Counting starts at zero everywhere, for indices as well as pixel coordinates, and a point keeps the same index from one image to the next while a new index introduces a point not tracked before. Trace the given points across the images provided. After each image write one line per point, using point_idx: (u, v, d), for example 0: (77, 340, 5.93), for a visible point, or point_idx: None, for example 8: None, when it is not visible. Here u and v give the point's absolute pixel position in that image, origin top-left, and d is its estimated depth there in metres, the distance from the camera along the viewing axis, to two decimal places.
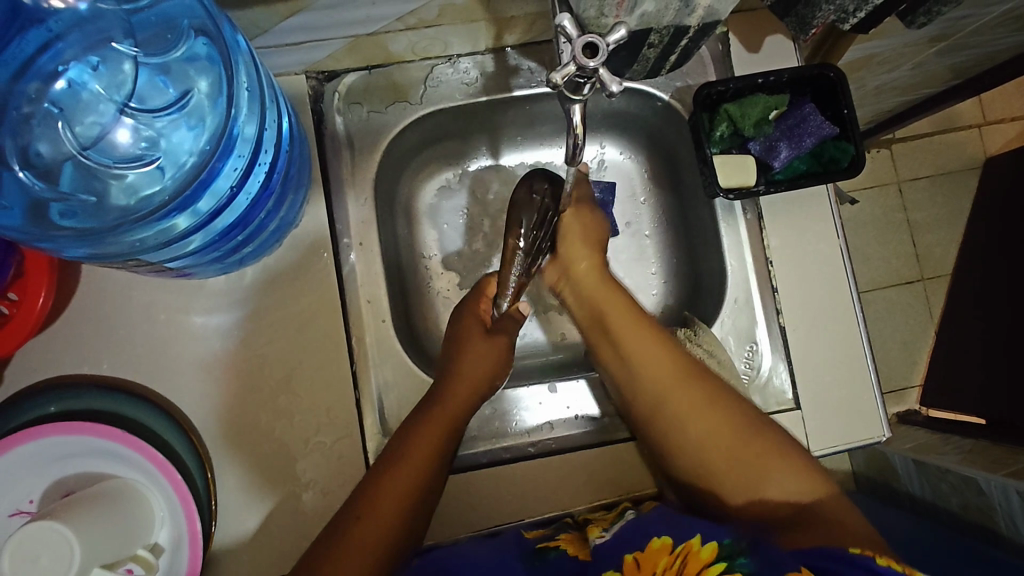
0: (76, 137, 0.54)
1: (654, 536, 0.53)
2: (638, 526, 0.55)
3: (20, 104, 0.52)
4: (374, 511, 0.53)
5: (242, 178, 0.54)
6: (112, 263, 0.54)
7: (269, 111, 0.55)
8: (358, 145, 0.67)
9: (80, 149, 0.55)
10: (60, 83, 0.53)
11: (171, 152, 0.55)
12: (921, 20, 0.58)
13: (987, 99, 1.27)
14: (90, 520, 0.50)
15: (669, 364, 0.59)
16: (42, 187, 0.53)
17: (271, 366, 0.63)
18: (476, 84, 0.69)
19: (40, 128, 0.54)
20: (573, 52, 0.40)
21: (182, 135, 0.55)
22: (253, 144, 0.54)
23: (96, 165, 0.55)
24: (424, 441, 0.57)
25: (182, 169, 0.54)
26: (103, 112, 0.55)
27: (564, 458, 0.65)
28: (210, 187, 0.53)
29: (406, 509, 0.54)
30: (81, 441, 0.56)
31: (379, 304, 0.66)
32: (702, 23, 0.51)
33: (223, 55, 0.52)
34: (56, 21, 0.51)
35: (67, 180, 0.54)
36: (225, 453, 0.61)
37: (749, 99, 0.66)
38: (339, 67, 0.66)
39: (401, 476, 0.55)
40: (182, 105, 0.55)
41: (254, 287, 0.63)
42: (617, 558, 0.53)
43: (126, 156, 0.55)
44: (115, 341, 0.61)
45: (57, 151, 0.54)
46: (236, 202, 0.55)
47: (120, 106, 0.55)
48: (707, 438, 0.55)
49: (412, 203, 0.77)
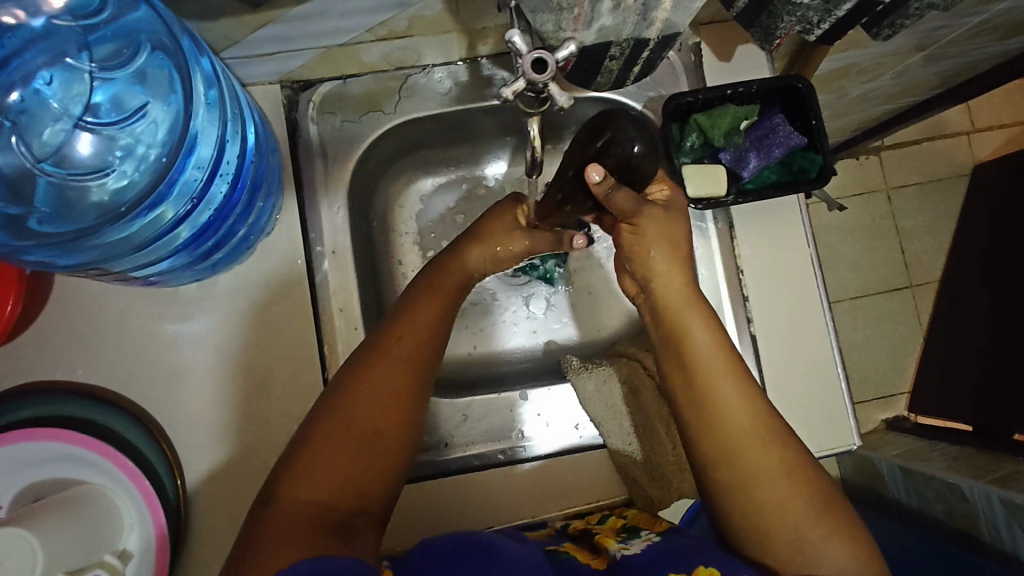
0: (34, 150, 0.55)
1: (701, 565, 0.49)
2: (675, 551, 0.52)
3: None
4: (333, 432, 0.50)
5: (209, 177, 0.55)
6: (79, 272, 0.55)
7: (233, 120, 0.55)
8: (332, 153, 0.68)
9: (38, 162, 0.55)
10: (16, 96, 0.54)
11: (140, 157, 0.56)
12: (885, 32, 0.58)
13: (974, 106, 1.28)
14: (54, 527, 0.50)
15: (762, 452, 0.52)
16: (4, 203, 0.53)
17: (243, 373, 0.63)
18: (450, 93, 0.69)
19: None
20: (523, 67, 0.40)
21: (148, 140, 0.56)
22: (215, 143, 0.54)
23: (57, 178, 0.55)
24: (381, 361, 0.54)
25: (149, 175, 0.55)
26: (60, 126, 0.56)
27: (536, 465, 0.65)
28: (178, 184, 0.54)
29: (371, 431, 0.51)
30: (50, 447, 0.57)
31: (351, 312, 0.66)
32: (660, 36, 0.51)
33: (182, 65, 0.54)
34: (10, 38, 0.51)
35: (37, 195, 0.54)
36: (199, 459, 0.62)
37: (718, 110, 0.66)
38: (314, 77, 0.67)
39: (358, 408, 0.51)
40: (143, 114, 0.56)
41: (226, 294, 0.64)
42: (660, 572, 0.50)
43: (87, 167, 0.56)
44: (84, 349, 0.62)
45: (15, 163, 0.54)
46: (205, 202, 0.55)
47: (76, 120, 0.56)
48: (776, 501, 0.50)
49: (391, 210, 0.77)
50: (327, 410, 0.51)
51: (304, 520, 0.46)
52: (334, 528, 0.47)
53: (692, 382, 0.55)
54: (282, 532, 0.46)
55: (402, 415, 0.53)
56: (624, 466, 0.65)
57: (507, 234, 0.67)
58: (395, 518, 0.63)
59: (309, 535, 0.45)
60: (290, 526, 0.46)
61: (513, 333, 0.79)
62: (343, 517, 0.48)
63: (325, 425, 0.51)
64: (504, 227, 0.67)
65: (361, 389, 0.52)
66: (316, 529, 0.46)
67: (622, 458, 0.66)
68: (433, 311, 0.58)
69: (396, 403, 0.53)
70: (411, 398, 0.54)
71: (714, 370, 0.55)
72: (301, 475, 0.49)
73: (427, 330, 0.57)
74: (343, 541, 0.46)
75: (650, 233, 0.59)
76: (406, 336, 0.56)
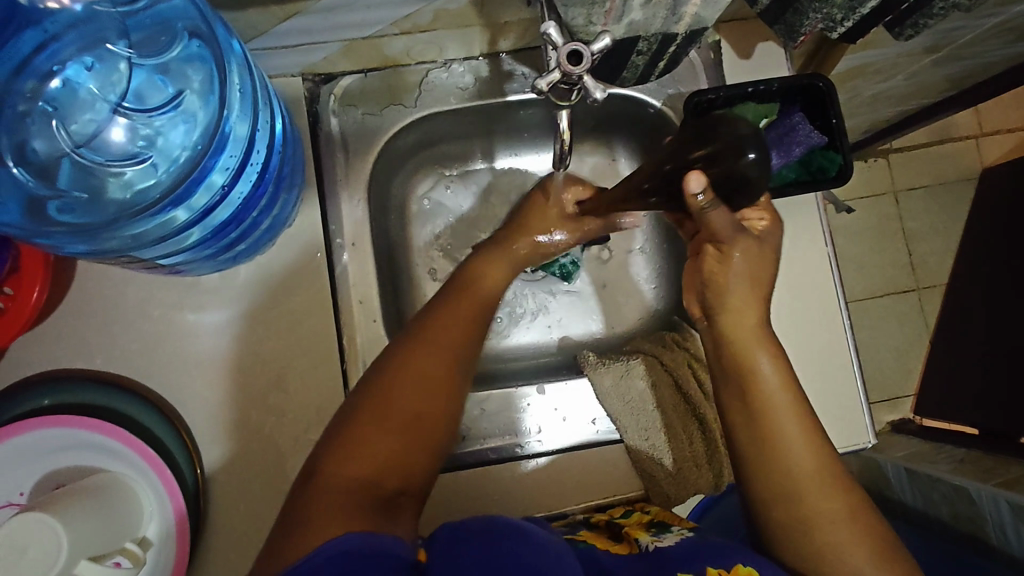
0: (70, 134, 0.55)
1: (739, 563, 0.49)
2: (711, 547, 0.51)
3: (16, 103, 0.53)
4: (384, 409, 0.51)
5: (234, 177, 0.54)
6: (106, 260, 0.55)
7: (260, 112, 0.55)
8: (352, 146, 0.68)
9: (75, 146, 0.56)
10: (56, 81, 0.54)
11: (169, 147, 0.56)
12: (908, 32, 0.57)
13: (984, 109, 1.28)
14: (80, 513, 0.51)
15: (824, 492, 0.52)
16: (35, 184, 0.53)
17: (261, 363, 0.63)
18: (470, 89, 0.69)
19: (36, 126, 0.54)
20: (558, 59, 0.41)
21: (179, 128, 0.56)
22: (243, 144, 0.54)
23: (91, 163, 0.56)
24: (429, 345, 0.55)
25: (177, 165, 0.55)
26: (99, 111, 0.56)
27: (553, 459, 0.66)
28: (204, 183, 0.54)
29: (421, 411, 0.52)
30: (71, 434, 0.57)
31: (370, 305, 0.67)
32: (688, 31, 0.51)
33: (212, 58, 0.53)
34: (52, 22, 0.51)
35: (64, 177, 0.55)
36: (217, 449, 0.62)
37: (738, 108, 0.66)
38: (335, 69, 0.67)
39: (408, 387, 0.52)
40: (177, 104, 0.56)
41: (247, 284, 0.64)
42: (698, 566, 0.49)
43: (120, 154, 0.56)
44: (106, 336, 0.62)
45: (52, 148, 0.55)
46: (229, 200, 0.55)
47: (115, 106, 0.56)
48: (802, 503, 0.52)
49: (406, 203, 0.77)
50: (376, 387, 0.52)
51: (352, 495, 0.46)
52: (379, 505, 0.47)
53: (758, 419, 0.55)
54: (328, 505, 0.45)
55: (447, 397, 0.54)
56: (642, 461, 0.65)
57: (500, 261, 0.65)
58: None
59: (353, 513, 0.45)
60: (331, 504, 0.46)
61: (526, 328, 0.79)
62: (389, 495, 0.49)
63: (373, 401, 0.51)
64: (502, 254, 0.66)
65: (407, 374, 0.53)
66: (364, 506, 0.46)
67: (639, 452, 0.66)
68: (473, 310, 0.59)
69: (443, 384, 0.54)
70: (456, 381, 0.55)
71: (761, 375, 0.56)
72: (353, 447, 0.49)
73: (468, 326, 0.58)
74: (385, 518, 0.46)
75: (736, 263, 0.57)
76: (447, 329, 0.57)
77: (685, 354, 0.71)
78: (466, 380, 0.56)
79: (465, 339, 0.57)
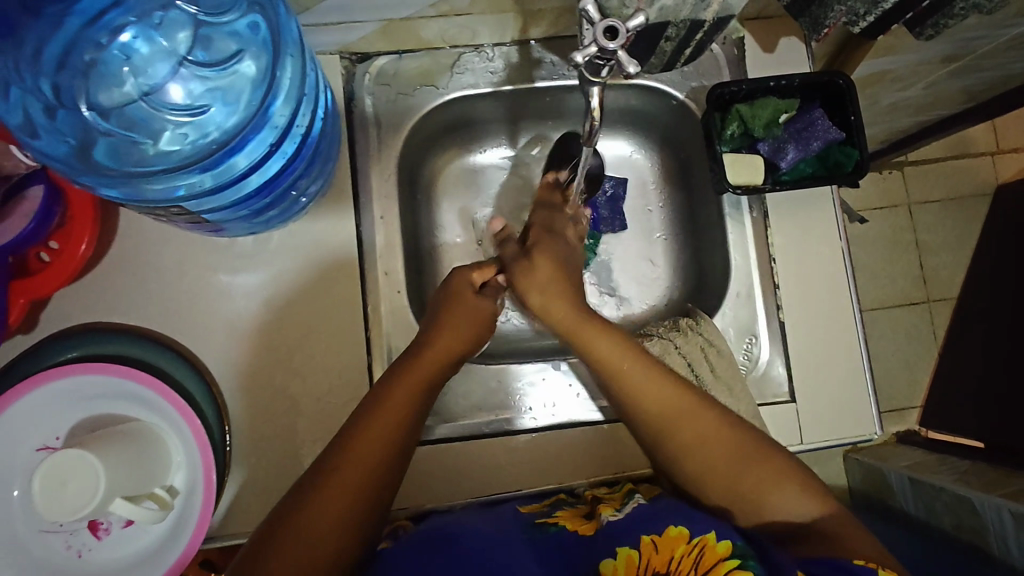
0: (139, 81, 0.57)
1: (672, 525, 0.53)
2: (656, 513, 0.56)
3: (85, 51, 0.55)
4: (299, 521, 0.48)
5: (270, 152, 0.58)
6: (152, 211, 0.58)
7: (305, 98, 0.58)
8: (385, 124, 0.71)
9: (143, 93, 0.58)
10: (125, 35, 0.56)
11: (223, 112, 0.58)
12: (929, 32, 0.59)
13: (1000, 126, 1.29)
14: (112, 454, 0.53)
15: (739, 470, 0.55)
16: (103, 126, 0.56)
17: (288, 327, 0.66)
18: (500, 74, 0.72)
19: (106, 72, 0.56)
20: (595, 34, 0.43)
21: (229, 100, 0.58)
22: (282, 129, 0.57)
23: (157, 110, 0.58)
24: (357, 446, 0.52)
25: (205, 140, 0.57)
26: (166, 63, 0.58)
27: (567, 434, 0.67)
28: (241, 152, 0.57)
29: (340, 518, 0.49)
30: (104, 381, 0.60)
31: (395, 276, 0.69)
32: (716, 17, 0.54)
33: (271, 39, 0.56)
34: None
35: (128, 121, 0.57)
36: (243, 406, 0.64)
37: (760, 101, 0.69)
38: (372, 50, 0.69)
39: (329, 495, 0.50)
40: (237, 63, 0.57)
41: (279, 250, 0.66)
42: (635, 535, 0.54)
43: (182, 104, 0.58)
44: (143, 294, 0.65)
45: (121, 95, 0.57)
46: (263, 170, 0.58)
47: (181, 59, 0.58)
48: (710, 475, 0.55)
49: (432, 184, 0.80)
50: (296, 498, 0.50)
51: None
52: None
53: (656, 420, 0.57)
54: None
55: (368, 500, 0.51)
56: None
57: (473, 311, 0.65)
58: (425, 479, 0.66)
59: None
60: None
61: None
62: None
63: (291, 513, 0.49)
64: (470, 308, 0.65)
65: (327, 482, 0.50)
66: None
67: None
68: (405, 407, 0.56)
69: (365, 483, 0.51)
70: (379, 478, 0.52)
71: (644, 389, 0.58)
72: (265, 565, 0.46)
73: (387, 442, 0.54)
74: None
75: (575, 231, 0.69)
76: (361, 452, 0.52)
77: (698, 338, 0.70)
78: (389, 483, 0.53)
79: (398, 430, 0.54)
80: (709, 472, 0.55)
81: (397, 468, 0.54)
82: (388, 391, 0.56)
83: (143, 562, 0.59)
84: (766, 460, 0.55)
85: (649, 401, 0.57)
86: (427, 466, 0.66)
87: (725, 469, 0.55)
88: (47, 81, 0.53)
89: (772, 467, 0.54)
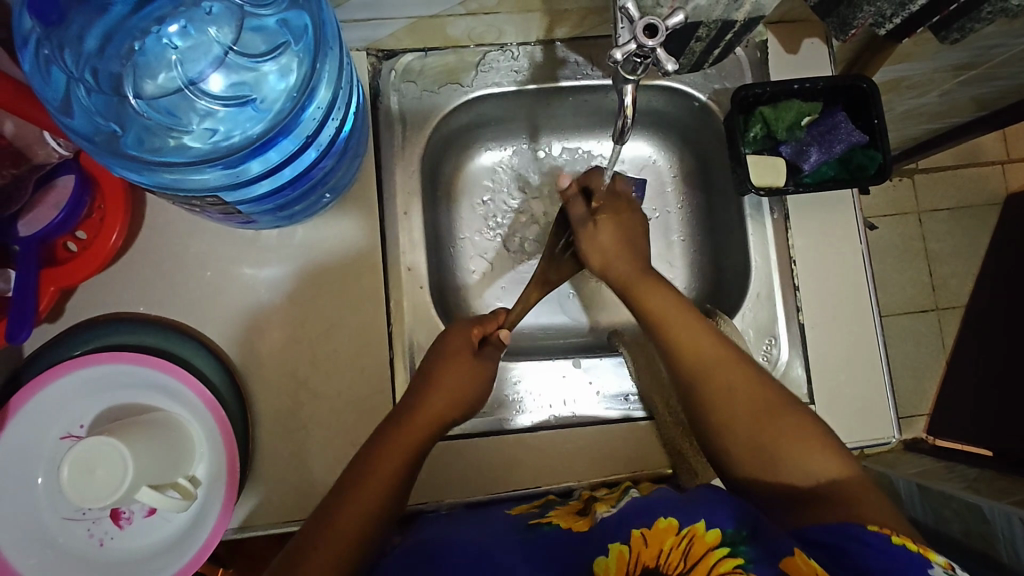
0: (183, 71, 0.55)
1: (661, 517, 0.52)
2: (646, 506, 0.54)
3: (128, 39, 0.54)
4: (321, 545, 0.51)
5: (297, 151, 0.58)
6: (176, 198, 0.57)
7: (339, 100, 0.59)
8: (409, 121, 0.71)
9: (188, 83, 0.56)
10: (173, 27, 0.55)
11: (262, 100, 0.56)
12: (954, 36, 0.60)
13: (1011, 135, 1.28)
14: (141, 441, 0.54)
15: (762, 422, 0.55)
16: (148, 118, 0.55)
17: (311, 320, 0.66)
18: (524, 73, 0.72)
19: (150, 61, 0.55)
20: (635, 31, 0.45)
21: (269, 88, 0.57)
22: (313, 130, 0.58)
23: (197, 103, 0.56)
24: (376, 472, 0.55)
25: (228, 142, 0.56)
26: (209, 54, 0.56)
27: (587, 430, 0.67)
28: (268, 151, 0.57)
29: (356, 542, 0.52)
30: (131, 370, 0.60)
31: (418, 272, 0.69)
32: (747, 18, 0.57)
33: (314, 35, 0.56)
34: None
35: (166, 112, 0.56)
36: (266, 397, 0.64)
37: (784, 104, 0.69)
38: (398, 47, 0.70)
39: (348, 520, 0.53)
40: (278, 59, 0.57)
41: (303, 244, 0.67)
42: (625, 531, 0.52)
43: (222, 98, 0.56)
44: (168, 285, 0.65)
45: (165, 86, 0.55)
46: (285, 171, 0.59)
47: (225, 51, 0.56)
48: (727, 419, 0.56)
49: (453, 181, 0.80)
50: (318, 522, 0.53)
51: None
52: None
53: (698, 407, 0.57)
54: None
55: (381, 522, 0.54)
56: (671, 439, 0.67)
57: (462, 363, 0.63)
58: (444, 473, 0.66)
59: None
60: None
61: (557, 309, 0.80)
62: None
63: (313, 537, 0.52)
64: (460, 357, 0.63)
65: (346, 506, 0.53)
66: None
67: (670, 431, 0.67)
68: (418, 437, 0.58)
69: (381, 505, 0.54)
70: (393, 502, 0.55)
71: (682, 333, 0.61)
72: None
73: (381, 495, 0.55)
74: None
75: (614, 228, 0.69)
76: (359, 503, 0.54)
77: None
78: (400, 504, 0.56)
79: (415, 457, 0.58)
80: (733, 419, 0.56)
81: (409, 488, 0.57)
82: (409, 416, 0.59)
83: (163, 552, 0.59)
84: (788, 417, 0.55)
85: (684, 346, 0.61)
86: (448, 461, 0.66)
87: (752, 418, 0.56)
88: (89, 68, 0.53)
89: (802, 433, 0.54)
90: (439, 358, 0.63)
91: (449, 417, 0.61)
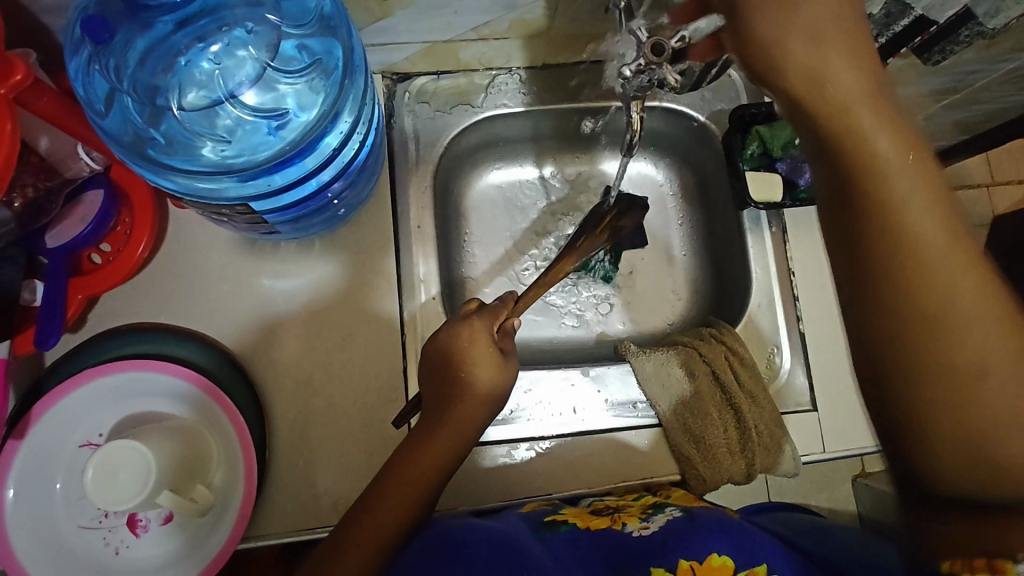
0: (221, 84, 0.58)
1: (713, 553, 0.53)
2: (695, 529, 0.56)
3: (172, 55, 0.57)
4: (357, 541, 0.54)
5: (321, 165, 0.61)
6: (199, 206, 0.60)
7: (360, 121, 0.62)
8: (422, 138, 0.74)
9: (228, 95, 0.58)
10: (216, 45, 0.57)
11: (293, 116, 0.59)
12: (936, 58, 0.64)
13: (995, 160, 1.33)
14: (160, 446, 0.55)
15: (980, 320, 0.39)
16: (181, 127, 0.58)
17: (326, 329, 0.67)
18: (531, 94, 0.76)
19: (190, 76, 0.58)
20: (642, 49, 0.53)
21: (298, 104, 0.59)
22: (336, 147, 0.61)
23: (229, 114, 0.59)
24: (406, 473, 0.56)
25: (255, 152, 0.58)
26: (246, 70, 0.58)
27: (595, 438, 0.69)
28: (290, 167, 0.59)
29: (385, 541, 0.55)
30: (151, 378, 0.61)
31: (430, 282, 0.71)
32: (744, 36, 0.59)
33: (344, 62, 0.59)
34: None
35: (197, 122, 0.58)
36: (281, 406, 0.65)
37: (779, 123, 0.73)
38: (412, 70, 0.74)
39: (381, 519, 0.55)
40: (309, 78, 0.60)
41: (320, 255, 0.69)
42: (671, 559, 0.53)
43: (255, 110, 0.59)
44: (187, 296, 0.67)
45: (202, 99, 0.58)
46: (305, 184, 0.61)
47: (261, 68, 0.58)
48: (948, 320, 0.40)
49: (463, 197, 0.83)
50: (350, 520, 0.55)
51: None
52: None
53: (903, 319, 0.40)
54: None
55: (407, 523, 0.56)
56: (679, 446, 0.68)
57: (481, 360, 0.60)
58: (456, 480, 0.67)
59: None
60: None
61: (564, 322, 0.82)
62: None
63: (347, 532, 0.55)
64: (482, 349, 0.60)
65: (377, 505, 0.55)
66: None
67: (677, 438, 0.69)
68: (450, 440, 0.58)
69: (407, 506, 0.56)
70: (420, 502, 0.57)
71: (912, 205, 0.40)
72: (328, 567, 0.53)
73: (408, 504, 0.56)
74: None
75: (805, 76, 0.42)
76: (388, 512, 0.55)
77: (723, 348, 0.72)
78: (428, 504, 0.58)
79: (444, 461, 0.58)
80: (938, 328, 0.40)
81: (436, 489, 0.58)
82: (440, 420, 0.58)
83: (178, 560, 0.59)
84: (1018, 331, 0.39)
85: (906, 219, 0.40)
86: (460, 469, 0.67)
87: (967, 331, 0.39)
88: (132, 80, 0.56)
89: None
90: (461, 353, 0.60)
91: (477, 424, 0.59)
